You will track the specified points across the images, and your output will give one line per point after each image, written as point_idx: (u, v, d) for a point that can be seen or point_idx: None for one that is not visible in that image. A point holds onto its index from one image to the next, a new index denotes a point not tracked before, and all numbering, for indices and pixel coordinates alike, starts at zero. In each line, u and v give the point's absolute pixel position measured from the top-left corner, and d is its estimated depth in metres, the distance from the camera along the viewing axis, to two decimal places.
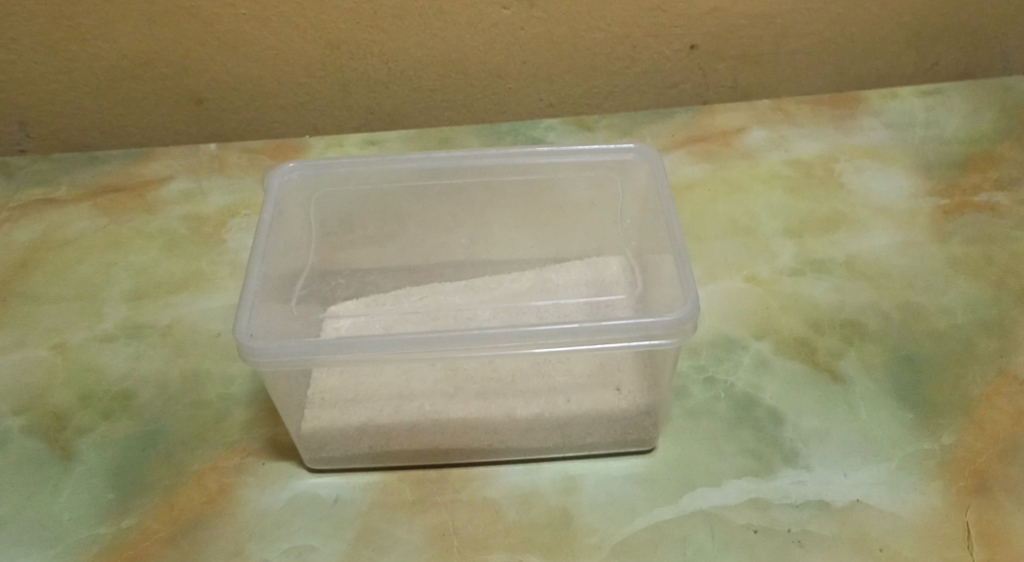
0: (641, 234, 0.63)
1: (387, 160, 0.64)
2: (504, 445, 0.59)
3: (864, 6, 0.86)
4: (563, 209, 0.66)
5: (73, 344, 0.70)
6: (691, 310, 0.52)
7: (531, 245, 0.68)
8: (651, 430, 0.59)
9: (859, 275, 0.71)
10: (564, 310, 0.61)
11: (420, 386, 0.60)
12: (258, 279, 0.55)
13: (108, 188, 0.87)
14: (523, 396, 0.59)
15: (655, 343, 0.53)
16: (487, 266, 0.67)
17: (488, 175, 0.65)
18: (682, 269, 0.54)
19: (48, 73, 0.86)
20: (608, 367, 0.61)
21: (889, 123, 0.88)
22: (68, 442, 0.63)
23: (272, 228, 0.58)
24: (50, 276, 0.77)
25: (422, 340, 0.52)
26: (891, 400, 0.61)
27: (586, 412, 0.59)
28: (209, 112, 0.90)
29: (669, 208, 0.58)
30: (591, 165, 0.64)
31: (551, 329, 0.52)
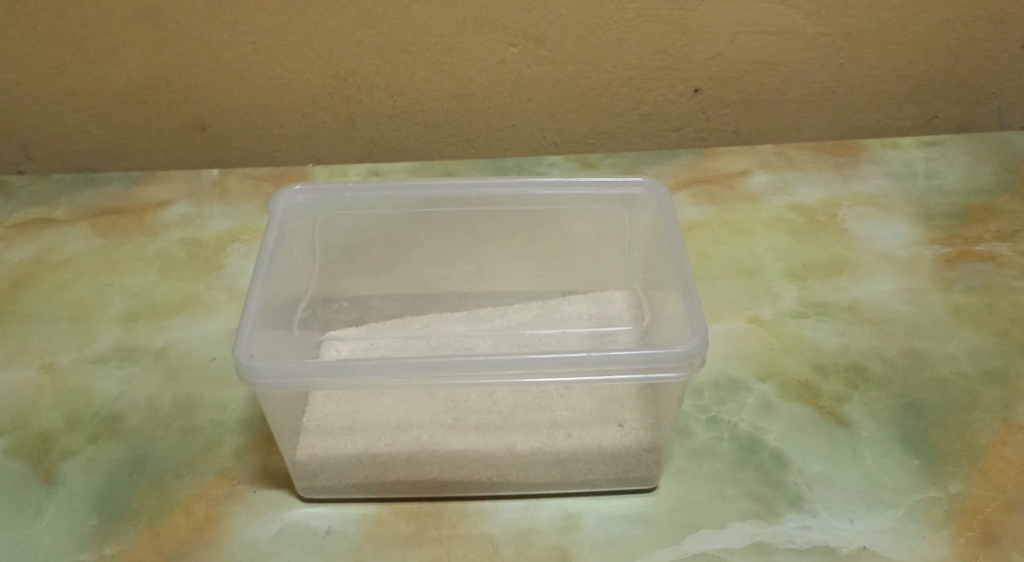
0: (648, 268, 0.63)
1: (393, 187, 0.64)
2: (503, 480, 0.58)
3: (866, 57, 0.88)
4: (568, 242, 0.66)
5: (63, 365, 0.69)
6: (699, 344, 0.51)
7: (534, 275, 0.68)
8: (653, 468, 0.58)
9: (863, 320, 0.70)
10: (567, 340, 0.60)
11: (418, 416, 0.59)
12: (259, 301, 0.54)
13: (106, 211, 0.86)
14: (522, 429, 0.58)
15: (661, 377, 0.52)
16: (490, 297, 0.68)
17: (493, 206, 0.65)
18: (690, 304, 0.54)
19: (52, 94, 0.85)
20: (610, 403, 0.60)
21: (890, 172, 0.89)
22: (52, 464, 0.61)
23: (276, 251, 0.58)
24: (43, 296, 0.76)
25: (425, 366, 0.51)
26: (896, 446, 0.60)
27: (587, 448, 0.57)
28: (212, 139, 0.89)
29: (676, 244, 0.58)
30: (595, 199, 0.64)
31: (556, 359, 0.51)
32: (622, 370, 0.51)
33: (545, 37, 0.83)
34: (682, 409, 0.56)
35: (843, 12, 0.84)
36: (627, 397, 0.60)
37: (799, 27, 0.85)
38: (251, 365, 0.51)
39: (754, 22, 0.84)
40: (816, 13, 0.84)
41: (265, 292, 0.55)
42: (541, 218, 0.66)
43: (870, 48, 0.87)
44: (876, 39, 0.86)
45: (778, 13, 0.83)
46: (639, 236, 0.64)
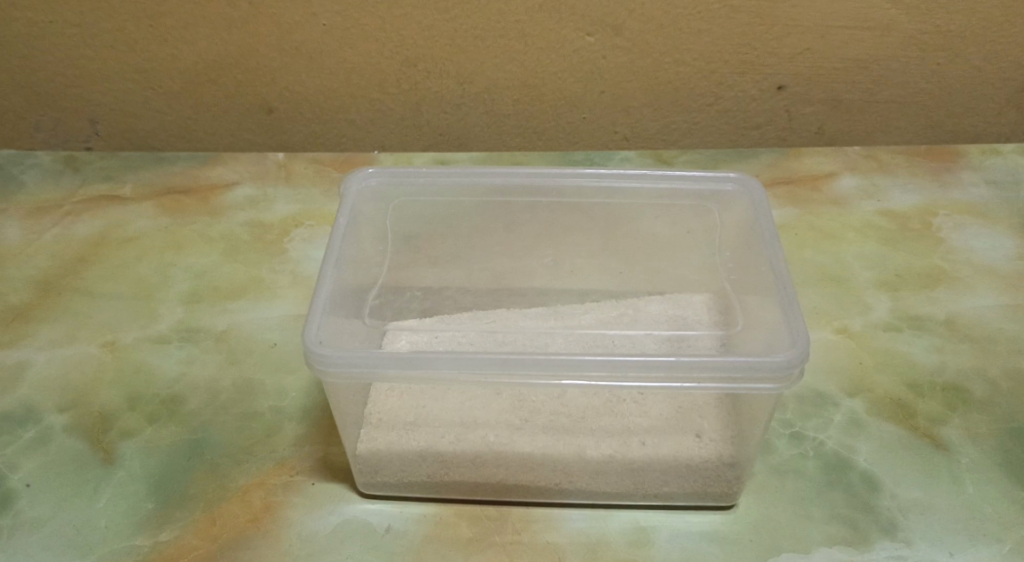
0: (739, 269, 0.59)
1: (468, 171, 0.63)
2: (572, 488, 0.55)
3: (968, 57, 0.82)
4: (649, 240, 0.64)
5: (125, 343, 0.67)
6: (800, 352, 0.47)
7: (619, 271, 0.64)
8: (734, 484, 0.54)
9: (962, 336, 0.65)
10: (637, 342, 0.56)
11: (485, 414, 0.55)
12: (328, 289, 0.52)
13: (172, 190, 0.85)
14: (594, 434, 0.55)
15: (755, 387, 0.48)
16: (573, 293, 0.65)
17: (572, 198, 0.64)
18: (791, 309, 0.50)
19: (124, 71, 0.85)
20: (688, 412, 0.56)
21: (991, 180, 0.83)
22: (110, 444, 0.59)
23: (346, 236, 0.56)
24: (108, 273, 0.75)
25: (501, 362, 0.48)
26: (1001, 476, 0.56)
27: (663, 459, 0.54)
28: (278, 122, 0.88)
29: (773, 244, 0.55)
30: (673, 195, 0.63)
31: (640, 363, 0.48)
32: (710, 377, 0.48)
33: (624, 26, 0.80)
34: (770, 423, 0.52)
35: (947, 7, 0.79)
36: (708, 405, 0.56)
37: (897, 23, 0.80)
38: (322, 352, 0.48)
39: (848, 17, 0.79)
40: (916, 9, 0.79)
41: (336, 279, 0.53)
42: (616, 214, 0.64)
43: (972, 47, 0.81)
44: (980, 38, 0.81)
45: (875, 7, 0.79)
46: (732, 235, 0.61)
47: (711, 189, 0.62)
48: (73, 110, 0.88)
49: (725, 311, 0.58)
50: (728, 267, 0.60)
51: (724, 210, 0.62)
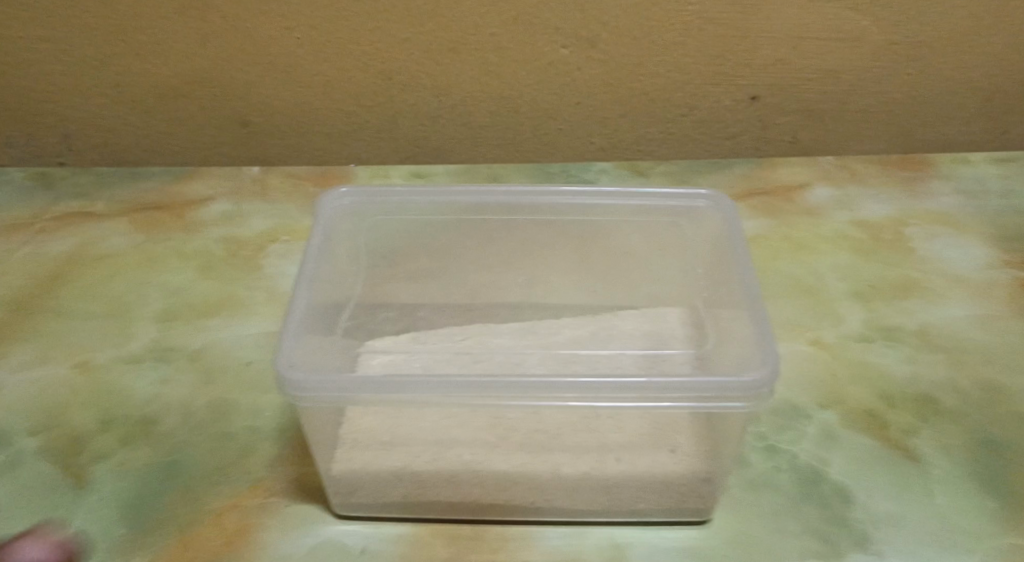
0: (711, 285, 0.60)
1: (443, 192, 0.62)
2: (548, 505, 0.55)
3: (937, 67, 0.83)
4: (625, 256, 0.64)
5: (97, 364, 0.67)
6: (769, 372, 0.48)
7: (591, 287, 0.66)
8: (709, 499, 0.54)
9: (933, 347, 0.66)
10: (618, 362, 0.57)
11: (461, 433, 0.55)
12: (299, 311, 0.52)
13: (146, 206, 0.85)
14: (569, 451, 0.55)
15: (727, 406, 0.48)
16: (547, 310, 0.66)
17: (548, 214, 0.64)
18: (761, 326, 0.50)
19: (96, 85, 0.84)
20: (663, 428, 0.56)
21: (962, 189, 0.84)
22: (82, 467, 0.59)
23: (320, 256, 0.56)
24: (81, 292, 0.74)
25: (472, 385, 0.48)
26: (972, 486, 0.56)
27: (637, 476, 0.54)
28: (254, 135, 0.88)
29: (745, 260, 0.55)
30: (653, 211, 0.62)
31: (610, 384, 0.48)
32: (681, 397, 0.48)
33: (599, 38, 0.80)
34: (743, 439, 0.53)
35: (916, 18, 0.79)
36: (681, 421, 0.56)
37: (867, 34, 0.80)
38: (294, 376, 0.48)
39: (820, 28, 0.80)
40: (886, 20, 0.79)
41: (308, 300, 0.53)
42: (594, 231, 0.64)
43: (942, 57, 0.82)
44: (950, 48, 0.82)
45: (847, 18, 0.79)
46: (705, 250, 0.61)
47: (684, 204, 0.61)
48: (45, 126, 0.87)
49: (700, 333, 0.58)
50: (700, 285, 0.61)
51: (697, 226, 0.61)
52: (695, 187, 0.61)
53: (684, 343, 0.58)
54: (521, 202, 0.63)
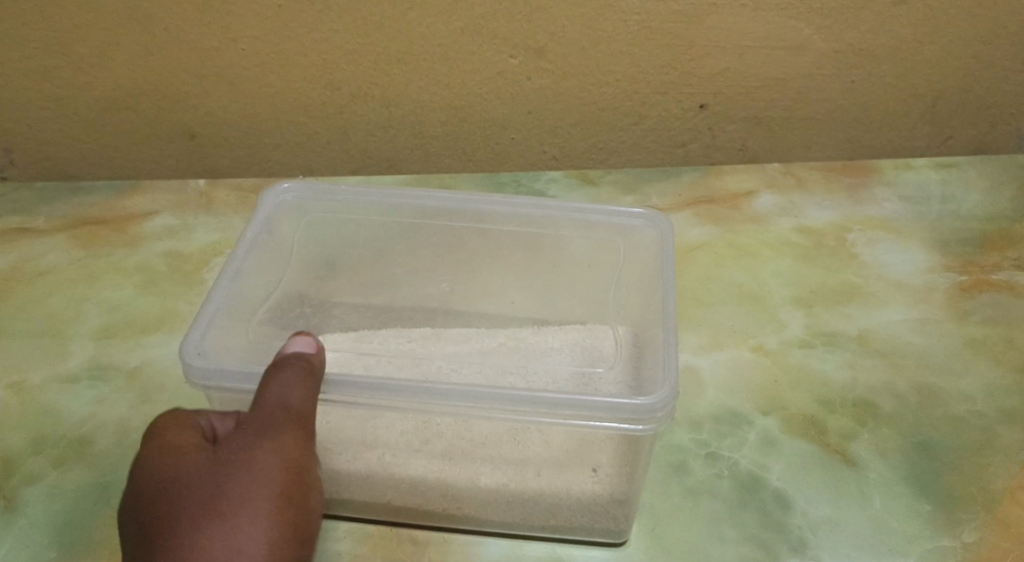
0: (642, 308, 0.60)
1: (387, 192, 0.66)
2: (471, 513, 0.55)
3: (880, 76, 0.83)
4: (560, 264, 0.65)
5: (32, 383, 0.65)
6: (665, 397, 0.49)
7: (513, 299, 0.65)
8: (623, 520, 0.54)
9: (873, 352, 0.67)
10: (553, 377, 0.55)
11: (386, 434, 0.54)
12: (218, 296, 0.56)
13: (88, 220, 0.83)
14: (490, 462, 0.54)
15: (625, 427, 0.50)
16: (462, 315, 0.64)
17: (484, 223, 0.66)
18: (667, 352, 0.53)
19: (35, 99, 0.82)
20: (588, 444, 0.53)
21: (904, 195, 0.85)
22: (14, 490, 0.58)
23: (251, 247, 0.60)
24: (17, 310, 0.73)
25: (377, 387, 0.50)
26: (908, 490, 0.57)
27: (553, 494, 0.53)
28: (201, 147, 0.87)
29: (670, 280, 0.57)
30: (594, 223, 0.65)
31: (506, 397, 0.49)
32: (576, 416, 0.49)
33: (546, 49, 0.80)
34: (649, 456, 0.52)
35: (858, 28, 0.80)
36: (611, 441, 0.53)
37: (811, 43, 0.80)
38: (199, 364, 0.51)
39: (765, 38, 0.80)
40: (829, 28, 0.80)
41: (229, 292, 0.57)
42: (537, 239, 0.65)
43: (885, 66, 0.82)
44: (892, 57, 0.82)
45: (790, 27, 0.79)
46: (641, 267, 0.63)
47: (618, 224, 0.65)
48: None
49: (639, 347, 0.57)
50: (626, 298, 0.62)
51: (630, 244, 0.64)
52: (631, 209, 0.65)
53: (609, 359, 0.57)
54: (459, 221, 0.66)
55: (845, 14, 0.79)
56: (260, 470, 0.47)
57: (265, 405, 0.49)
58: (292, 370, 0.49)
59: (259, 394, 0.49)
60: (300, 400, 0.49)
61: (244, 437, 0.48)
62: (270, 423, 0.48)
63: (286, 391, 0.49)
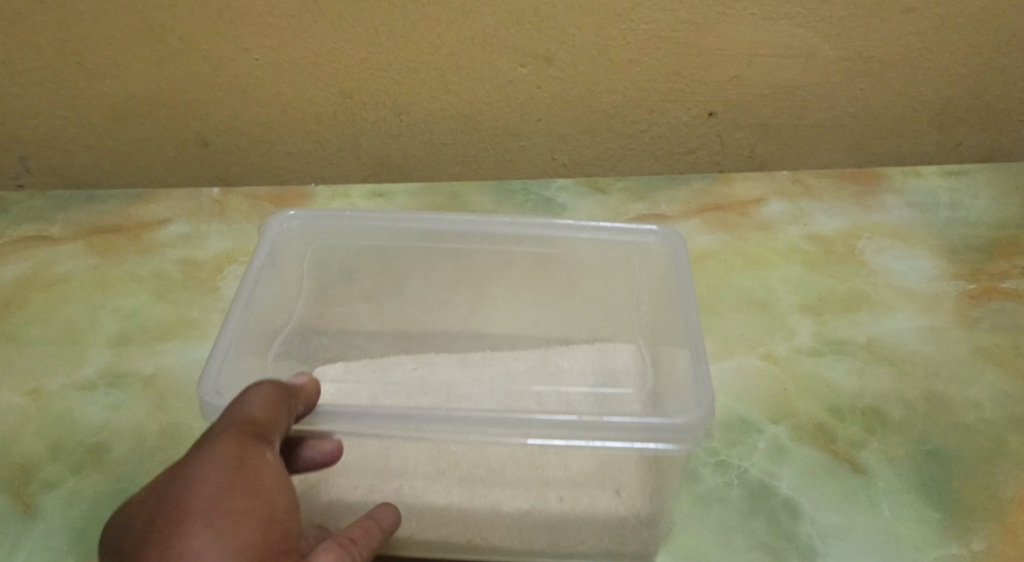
0: (654, 325, 0.63)
1: (393, 216, 0.65)
2: (498, 543, 0.55)
3: (888, 83, 0.83)
4: (571, 287, 0.66)
5: (49, 390, 0.66)
6: (699, 418, 0.49)
7: (534, 321, 0.67)
8: (651, 541, 0.54)
9: (882, 359, 0.67)
10: (568, 398, 0.59)
11: (400, 465, 0.55)
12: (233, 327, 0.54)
13: (103, 228, 0.84)
14: (510, 487, 0.54)
15: (660, 448, 0.49)
16: (486, 340, 0.66)
17: (502, 242, 0.65)
18: (698, 371, 0.52)
19: (51, 108, 0.83)
20: (608, 466, 0.55)
21: (912, 202, 0.85)
22: (31, 496, 0.58)
23: (260, 281, 0.58)
24: (34, 317, 0.74)
25: (396, 418, 0.49)
26: (917, 498, 0.57)
27: (577, 515, 0.54)
28: (214, 155, 0.87)
29: (691, 299, 0.57)
30: (604, 241, 0.64)
31: (533, 421, 0.49)
32: (613, 440, 0.49)
33: (556, 57, 0.80)
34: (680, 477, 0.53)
35: (866, 36, 0.80)
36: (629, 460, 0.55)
37: (820, 50, 0.81)
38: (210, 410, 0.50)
39: (774, 46, 0.80)
40: (837, 37, 0.80)
41: (242, 323, 0.55)
42: (550, 259, 0.65)
43: (893, 73, 0.83)
44: (901, 65, 0.82)
45: (798, 36, 0.80)
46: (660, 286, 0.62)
47: (628, 241, 0.64)
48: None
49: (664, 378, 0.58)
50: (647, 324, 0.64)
51: (645, 262, 0.63)
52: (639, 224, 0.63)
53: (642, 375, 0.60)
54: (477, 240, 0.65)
55: (853, 23, 0.79)
56: (206, 474, 0.44)
57: (224, 416, 0.47)
58: (260, 388, 0.48)
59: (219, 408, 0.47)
60: (260, 411, 0.47)
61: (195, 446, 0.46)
62: (221, 432, 0.46)
63: (248, 402, 0.47)
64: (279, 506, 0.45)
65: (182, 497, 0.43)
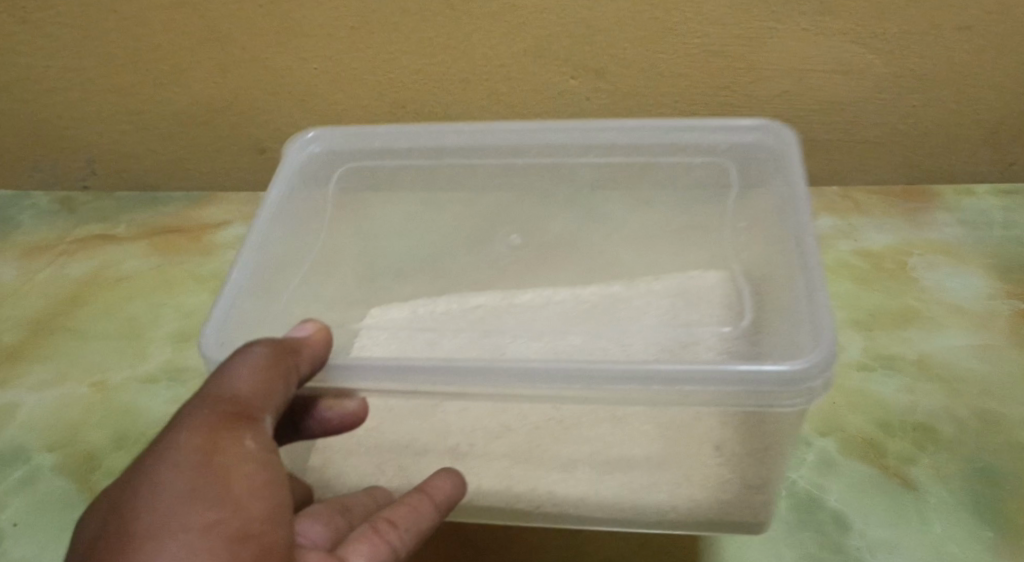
0: (756, 261, 0.63)
1: (434, 126, 0.68)
2: (578, 511, 0.56)
3: (940, 100, 0.80)
4: (648, 198, 0.69)
5: (114, 383, 0.69)
6: (819, 361, 0.46)
7: (602, 249, 0.73)
8: (765, 512, 0.55)
9: (932, 376, 0.67)
10: (643, 349, 0.60)
11: (462, 423, 0.55)
12: (257, 235, 0.59)
13: (164, 229, 0.88)
14: (588, 444, 0.55)
15: (771, 401, 0.47)
16: (540, 268, 0.73)
17: (570, 152, 0.68)
18: (813, 300, 0.50)
19: (119, 114, 0.87)
20: (700, 424, 0.54)
21: (964, 219, 0.84)
22: (95, 484, 0.61)
23: (281, 201, 0.63)
24: (98, 312, 0.77)
25: (441, 369, 0.49)
26: (970, 516, 0.57)
27: (656, 500, 0.55)
28: (270, 161, 0.89)
29: (801, 217, 0.56)
30: (688, 149, 0.66)
31: (606, 373, 0.47)
32: (715, 386, 0.47)
33: (606, 70, 0.80)
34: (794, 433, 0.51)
35: (929, 56, 0.77)
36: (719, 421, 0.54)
37: (870, 67, 0.78)
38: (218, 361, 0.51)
39: (826, 61, 0.78)
40: (888, 53, 0.77)
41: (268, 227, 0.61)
42: (617, 173, 0.69)
43: (947, 90, 0.79)
44: (955, 80, 0.79)
45: (848, 51, 0.77)
46: (760, 185, 0.64)
47: (736, 141, 0.65)
48: (69, 152, 0.91)
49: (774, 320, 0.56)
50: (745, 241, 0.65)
51: (746, 156, 0.65)
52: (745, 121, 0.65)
53: (741, 317, 0.60)
54: (574, 139, 0.68)
55: (915, 43, 0.76)
56: (178, 468, 0.40)
57: (209, 392, 0.43)
58: (249, 358, 0.45)
59: (203, 386, 0.44)
60: (247, 386, 0.43)
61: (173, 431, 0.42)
62: (202, 412, 0.42)
63: (236, 376, 0.44)
64: (257, 517, 0.40)
65: (143, 513, 0.39)
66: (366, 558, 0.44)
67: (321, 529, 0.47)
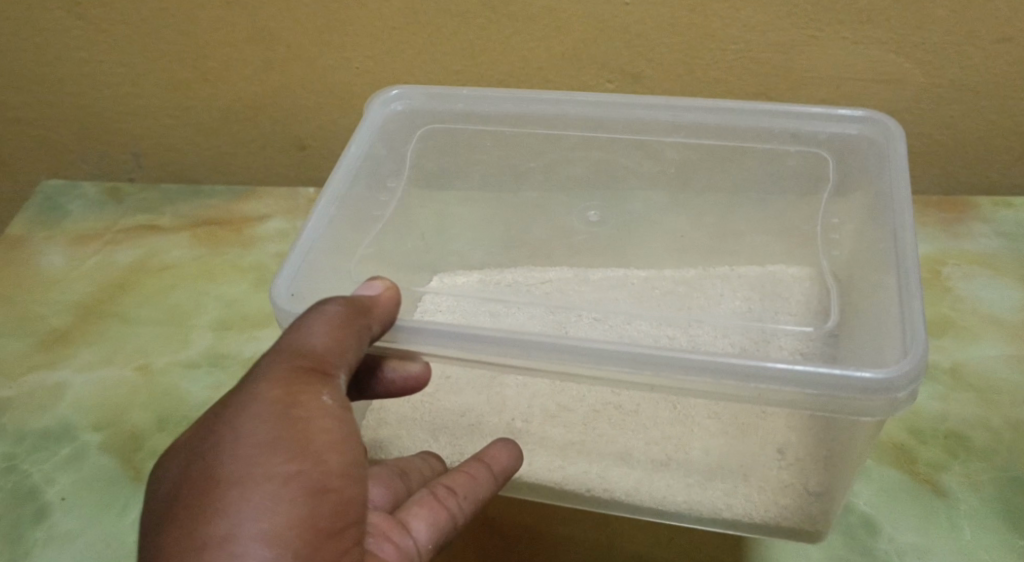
0: (844, 261, 0.63)
1: (518, 100, 0.71)
2: (631, 501, 0.59)
3: (981, 111, 0.79)
4: (733, 190, 0.71)
5: (157, 367, 0.74)
6: (905, 373, 0.47)
7: (682, 231, 0.74)
8: (820, 519, 0.57)
9: (966, 386, 0.67)
10: (723, 333, 0.60)
11: (518, 398, 0.60)
12: (337, 185, 0.63)
13: (207, 221, 0.91)
14: (644, 435, 0.58)
15: (853, 410, 0.48)
16: (609, 250, 0.75)
17: (639, 136, 0.70)
18: (907, 305, 0.50)
19: (166, 108, 0.89)
20: (758, 422, 0.56)
21: (1002, 231, 0.83)
22: (140, 463, 0.66)
23: (357, 159, 0.66)
24: (144, 299, 0.81)
25: (508, 340, 0.50)
26: (1001, 524, 0.59)
27: (715, 500, 0.57)
28: (309, 158, 0.91)
29: (902, 219, 0.56)
30: (779, 139, 0.68)
31: (673, 363, 0.49)
32: (794, 387, 0.48)
33: (643, 75, 0.79)
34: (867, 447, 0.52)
35: (973, 68, 0.76)
36: (788, 416, 0.56)
37: (910, 76, 0.77)
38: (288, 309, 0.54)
39: (869, 70, 0.77)
40: (930, 64, 0.76)
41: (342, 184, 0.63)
42: (703, 151, 0.69)
43: (989, 102, 0.78)
44: (996, 92, 0.77)
45: (889, 61, 0.76)
46: (858, 176, 0.64)
47: (835, 132, 0.66)
48: (116, 144, 0.94)
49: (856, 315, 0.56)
50: (837, 236, 0.65)
51: (844, 148, 0.66)
52: (848, 111, 0.65)
53: (828, 313, 0.61)
54: (663, 117, 0.69)
55: (959, 54, 0.75)
56: (261, 418, 0.44)
57: (290, 344, 0.47)
58: (328, 314, 0.47)
59: (283, 335, 0.47)
60: (325, 341, 0.47)
61: (257, 378, 0.46)
62: (283, 363, 0.46)
63: (315, 330, 0.47)
64: (333, 471, 0.44)
65: (230, 459, 0.43)
66: (425, 522, 0.50)
67: (384, 491, 0.52)
